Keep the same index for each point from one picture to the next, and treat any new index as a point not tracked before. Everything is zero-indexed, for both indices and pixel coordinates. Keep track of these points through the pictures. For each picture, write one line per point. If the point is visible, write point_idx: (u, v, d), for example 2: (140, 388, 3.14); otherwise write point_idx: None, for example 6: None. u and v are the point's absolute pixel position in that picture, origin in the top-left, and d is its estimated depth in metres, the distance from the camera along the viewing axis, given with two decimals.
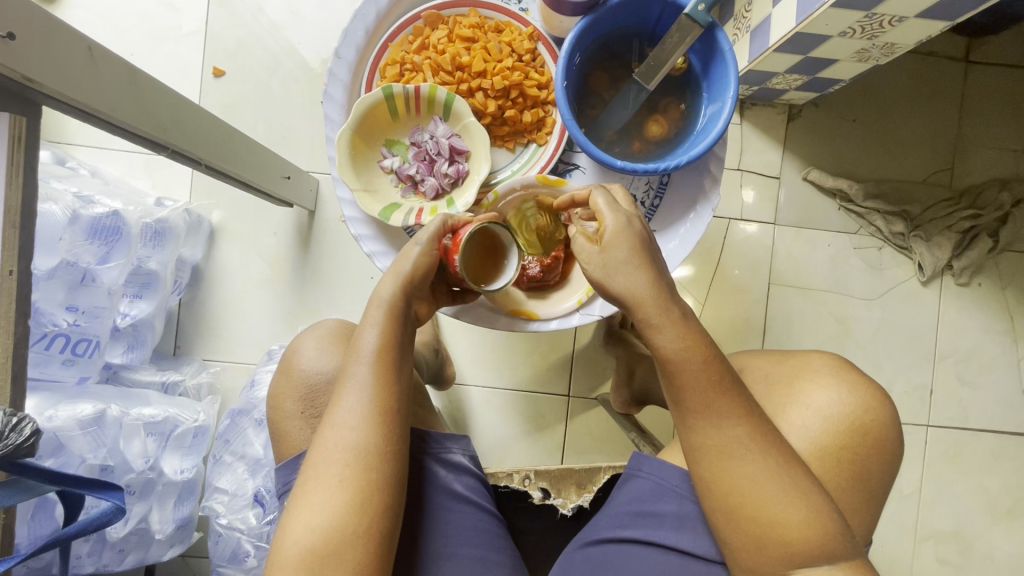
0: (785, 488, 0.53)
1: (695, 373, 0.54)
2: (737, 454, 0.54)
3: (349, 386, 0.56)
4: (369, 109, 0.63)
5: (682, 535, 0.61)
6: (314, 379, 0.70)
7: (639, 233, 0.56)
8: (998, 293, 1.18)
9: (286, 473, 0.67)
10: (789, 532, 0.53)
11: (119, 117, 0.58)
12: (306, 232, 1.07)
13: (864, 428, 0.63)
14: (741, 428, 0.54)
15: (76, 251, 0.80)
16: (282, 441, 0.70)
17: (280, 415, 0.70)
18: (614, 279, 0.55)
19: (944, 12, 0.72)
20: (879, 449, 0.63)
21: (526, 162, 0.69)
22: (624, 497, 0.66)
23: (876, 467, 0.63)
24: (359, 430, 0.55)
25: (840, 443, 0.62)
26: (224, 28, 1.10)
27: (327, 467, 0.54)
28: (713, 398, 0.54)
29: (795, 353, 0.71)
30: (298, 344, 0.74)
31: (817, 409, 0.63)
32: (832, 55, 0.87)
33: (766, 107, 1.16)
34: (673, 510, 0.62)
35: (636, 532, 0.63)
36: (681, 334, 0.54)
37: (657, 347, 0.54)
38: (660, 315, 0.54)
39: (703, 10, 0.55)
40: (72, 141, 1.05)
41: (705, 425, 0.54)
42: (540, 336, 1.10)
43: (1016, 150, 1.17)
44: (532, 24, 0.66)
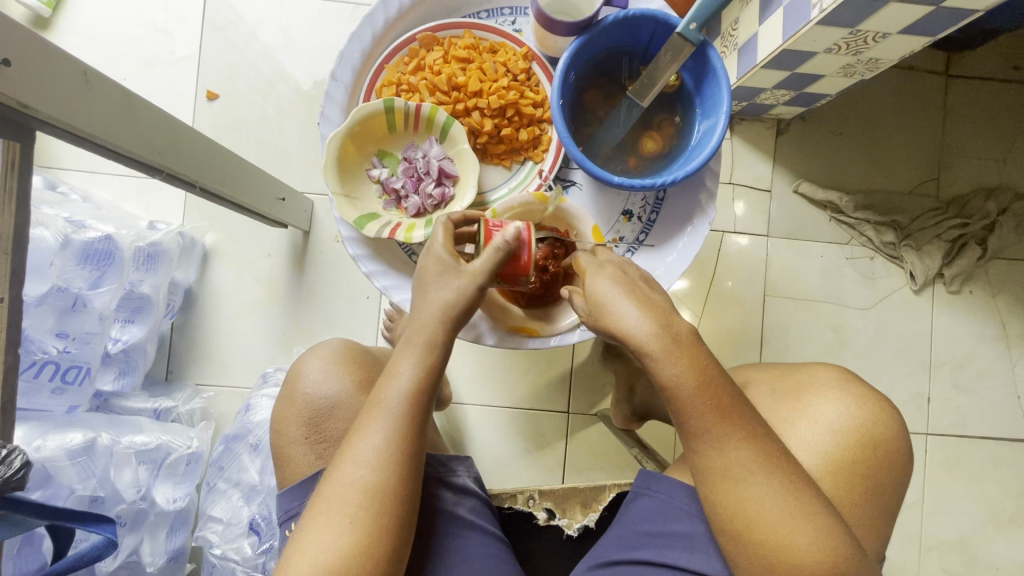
0: (792, 509, 0.53)
1: (697, 396, 0.54)
2: (745, 477, 0.54)
3: (376, 416, 0.55)
4: (366, 118, 0.62)
5: (694, 556, 0.60)
6: (319, 403, 0.69)
7: (617, 271, 0.60)
8: (989, 300, 1.19)
9: (288, 501, 0.66)
10: (798, 553, 0.52)
11: (113, 139, 0.57)
12: (301, 253, 1.07)
13: (874, 440, 0.63)
14: (745, 451, 0.54)
15: (66, 276, 0.79)
16: (284, 467, 0.69)
17: (283, 440, 0.69)
18: (603, 317, 0.57)
19: (927, 27, 0.74)
20: (890, 460, 0.63)
21: (523, 179, 0.69)
22: (631, 518, 0.65)
23: (886, 479, 0.63)
24: (377, 467, 0.54)
25: (851, 456, 0.62)
26: (217, 52, 1.11)
27: (341, 505, 0.53)
28: (713, 422, 0.54)
29: (799, 366, 0.70)
30: (301, 365, 0.72)
31: (824, 421, 0.63)
32: (817, 71, 0.89)
33: (755, 122, 1.18)
34: (683, 530, 0.61)
35: (646, 554, 0.61)
36: (685, 364, 0.54)
37: (658, 377, 0.55)
38: (658, 345, 0.54)
39: (695, 29, 0.57)
40: (63, 166, 1.04)
41: (707, 447, 0.55)
42: (538, 352, 1.09)
43: (1000, 159, 1.19)
44: (526, 44, 0.67)
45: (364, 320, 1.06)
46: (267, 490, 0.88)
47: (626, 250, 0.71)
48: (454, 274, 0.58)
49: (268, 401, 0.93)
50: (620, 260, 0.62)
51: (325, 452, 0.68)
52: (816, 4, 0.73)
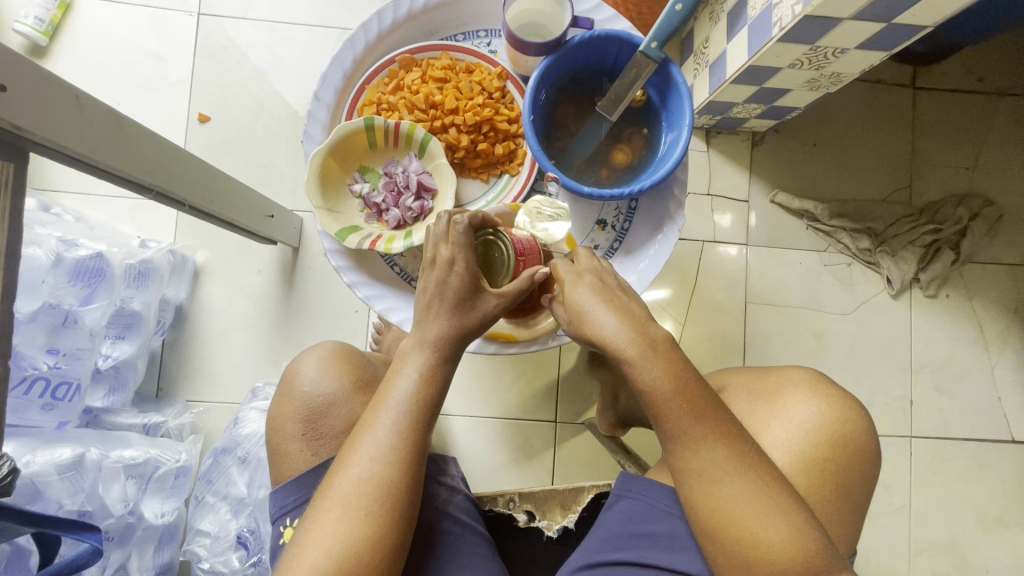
0: (766, 506, 0.54)
1: (672, 398, 0.56)
2: (721, 476, 0.55)
3: (381, 417, 0.57)
4: (347, 135, 0.65)
5: (675, 555, 0.61)
6: (315, 401, 0.70)
7: (592, 280, 0.62)
8: (966, 303, 1.22)
9: (283, 497, 0.67)
10: (775, 549, 0.54)
11: (102, 160, 0.60)
12: (290, 269, 1.09)
13: (844, 438, 0.64)
14: (720, 450, 0.56)
15: (58, 293, 0.81)
16: (279, 463, 0.70)
17: (280, 435, 0.70)
18: (584, 323, 0.61)
19: (882, 42, 0.78)
20: (860, 457, 0.65)
21: (500, 191, 0.72)
22: (613, 519, 0.65)
23: (857, 474, 0.64)
24: (377, 467, 0.56)
25: (822, 454, 0.63)
26: (210, 77, 1.15)
27: (346, 500, 0.55)
28: (689, 423, 0.56)
29: (772, 368, 0.72)
30: (297, 363, 0.73)
31: (798, 419, 0.65)
32: (784, 85, 0.93)
33: (731, 135, 1.21)
34: (665, 530, 0.62)
35: (629, 554, 0.62)
36: (660, 367, 0.57)
37: (636, 379, 0.58)
38: (635, 347, 0.58)
39: (656, 47, 0.60)
40: (57, 188, 1.07)
41: (684, 448, 0.56)
42: (525, 362, 1.11)
43: (969, 167, 1.23)
44: (500, 64, 0.70)
45: (352, 334, 1.08)
46: (256, 502, 0.89)
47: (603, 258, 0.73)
48: (479, 294, 0.60)
49: (258, 415, 0.94)
50: (599, 266, 0.64)
51: (321, 449, 0.69)
52: (777, 23, 0.77)
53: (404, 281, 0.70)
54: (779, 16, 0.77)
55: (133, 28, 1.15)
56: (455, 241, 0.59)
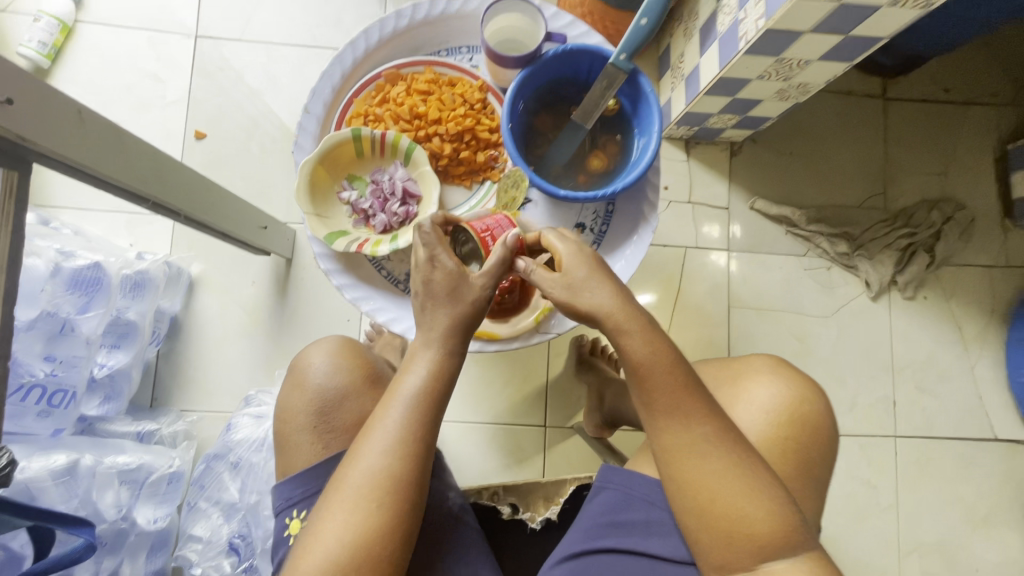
0: (747, 483, 0.56)
1: (664, 376, 0.58)
2: (705, 451, 0.57)
3: (392, 411, 0.59)
4: (336, 145, 0.68)
5: (652, 540, 0.63)
6: (327, 394, 0.72)
7: (592, 254, 0.63)
8: (943, 304, 1.25)
9: (290, 489, 0.69)
10: (756, 524, 0.55)
11: (101, 169, 0.63)
12: (284, 279, 1.12)
13: (803, 417, 0.67)
14: (707, 426, 0.58)
15: (56, 301, 0.83)
16: (287, 456, 0.72)
17: (290, 425, 0.72)
18: (581, 298, 0.60)
19: (843, 54, 0.83)
20: (817, 436, 0.67)
21: (482, 198, 0.75)
22: (594, 510, 0.67)
23: (818, 455, 0.67)
24: (387, 459, 0.57)
25: (783, 434, 0.66)
26: (205, 96, 1.19)
27: (358, 492, 0.57)
28: (681, 399, 0.58)
29: (736, 357, 0.75)
30: (306, 355, 0.76)
31: (758, 400, 0.67)
32: (756, 96, 0.98)
33: (709, 145, 1.26)
34: (641, 518, 0.65)
35: (612, 542, 0.64)
36: (651, 342, 0.58)
37: (628, 356, 0.59)
38: (629, 322, 0.59)
39: (625, 59, 0.64)
40: (56, 204, 1.10)
41: (673, 424, 0.58)
42: (514, 367, 1.13)
43: (940, 172, 1.28)
44: (481, 78, 0.74)
45: None
46: (248, 507, 0.90)
47: None
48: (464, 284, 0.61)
49: (249, 421, 0.95)
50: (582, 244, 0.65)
51: (331, 441, 0.71)
52: (743, 37, 0.82)
53: (392, 286, 0.73)
54: (744, 31, 0.81)
55: (132, 51, 1.19)
56: (426, 237, 0.61)
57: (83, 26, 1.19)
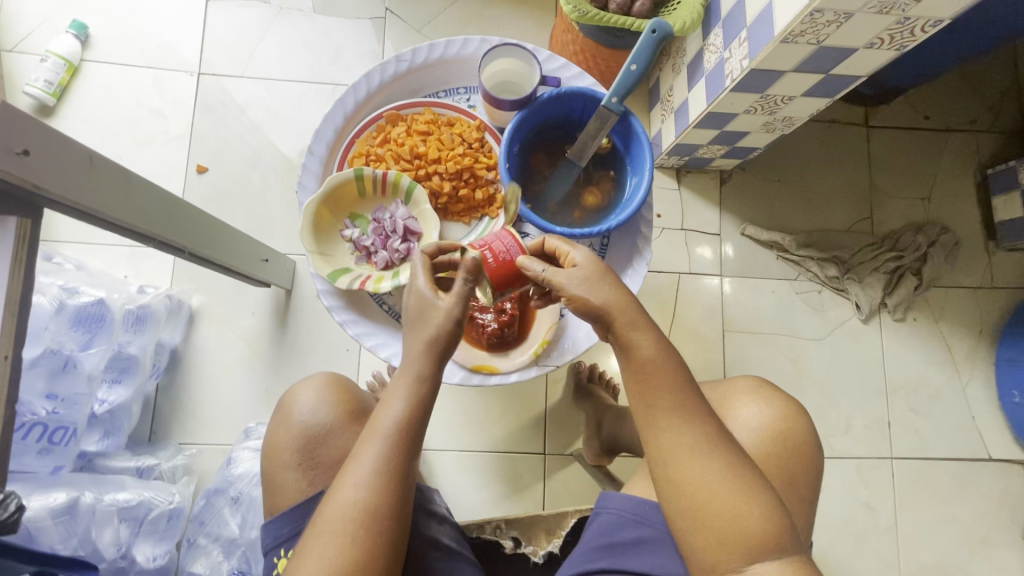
0: (743, 484, 0.56)
1: (668, 376, 0.59)
2: (699, 449, 0.58)
3: (371, 443, 0.59)
4: (339, 185, 0.71)
5: (641, 556, 0.63)
6: (312, 429, 0.73)
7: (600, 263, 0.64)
8: (932, 325, 1.27)
9: (277, 528, 0.69)
10: (748, 522, 0.55)
11: (110, 213, 0.64)
12: (284, 310, 1.13)
13: (784, 433, 0.69)
14: (702, 427, 0.58)
15: (59, 339, 0.85)
16: (274, 494, 0.72)
17: (276, 464, 0.73)
18: (594, 293, 0.60)
19: (824, 91, 0.86)
20: (801, 451, 0.69)
21: (481, 233, 0.77)
22: (593, 533, 0.67)
23: (804, 472, 0.69)
24: (363, 493, 0.57)
25: (767, 450, 0.68)
26: (208, 131, 1.21)
27: (339, 525, 0.56)
28: (683, 398, 0.59)
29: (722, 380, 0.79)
30: (294, 394, 0.76)
31: (742, 422, 0.70)
32: (743, 128, 1.01)
33: (700, 173, 1.29)
34: (634, 536, 0.65)
35: (607, 563, 0.63)
36: (656, 341, 0.60)
37: (635, 354, 0.60)
38: (637, 323, 0.60)
39: (616, 101, 0.66)
40: (59, 238, 1.11)
41: (674, 422, 0.59)
42: (512, 395, 1.14)
43: (924, 198, 1.32)
44: (478, 118, 0.77)
45: (344, 372, 1.11)
46: (248, 543, 0.90)
47: None
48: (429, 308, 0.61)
49: (251, 454, 0.96)
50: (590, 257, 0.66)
51: (316, 478, 0.71)
52: (729, 76, 0.86)
53: (393, 320, 0.75)
54: (730, 69, 0.85)
55: (137, 87, 1.22)
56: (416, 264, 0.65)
57: (89, 64, 1.22)
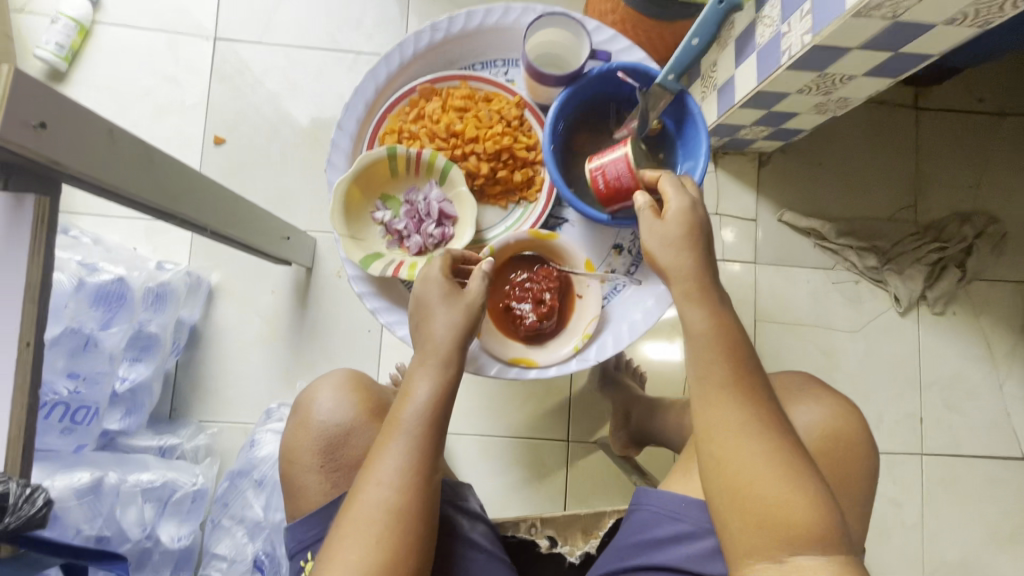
0: (790, 472, 0.53)
1: (722, 353, 0.57)
2: (743, 430, 0.54)
3: (395, 439, 0.57)
4: (370, 164, 0.66)
5: (677, 547, 0.61)
6: (332, 430, 0.71)
7: (696, 219, 0.59)
8: (973, 320, 1.23)
9: (303, 531, 0.68)
10: (789, 509, 0.51)
11: (132, 192, 0.61)
12: (304, 289, 1.10)
13: (836, 432, 0.66)
14: (750, 409, 0.55)
15: (79, 318, 0.82)
16: (297, 497, 0.70)
17: (296, 468, 0.70)
18: (661, 253, 0.59)
19: (889, 69, 0.80)
20: (852, 452, 0.66)
21: (518, 219, 0.73)
22: (627, 530, 0.65)
23: (858, 475, 0.66)
24: (388, 491, 0.55)
25: (818, 448, 0.65)
26: (225, 100, 1.16)
27: (367, 525, 0.54)
28: (738, 381, 0.56)
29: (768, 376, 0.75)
30: (313, 393, 0.74)
31: (796, 423, 0.66)
32: (793, 109, 0.95)
33: (738, 155, 1.23)
34: (669, 533, 0.62)
35: (641, 560, 0.62)
36: (709, 315, 0.57)
37: (688, 323, 0.58)
38: (698, 293, 0.58)
39: (673, 79, 0.63)
40: (75, 210, 1.08)
41: (725, 399, 0.56)
42: (536, 381, 1.12)
43: (973, 185, 1.25)
44: (518, 93, 0.72)
45: (366, 353, 1.08)
46: (273, 526, 0.89)
47: (612, 290, 0.73)
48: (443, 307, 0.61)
49: (273, 436, 0.95)
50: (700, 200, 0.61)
51: (340, 480, 0.69)
52: (786, 51, 0.79)
53: None
54: (788, 44, 0.78)
55: (151, 53, 1.17)
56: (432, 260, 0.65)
57: (101, 27, 1.17)
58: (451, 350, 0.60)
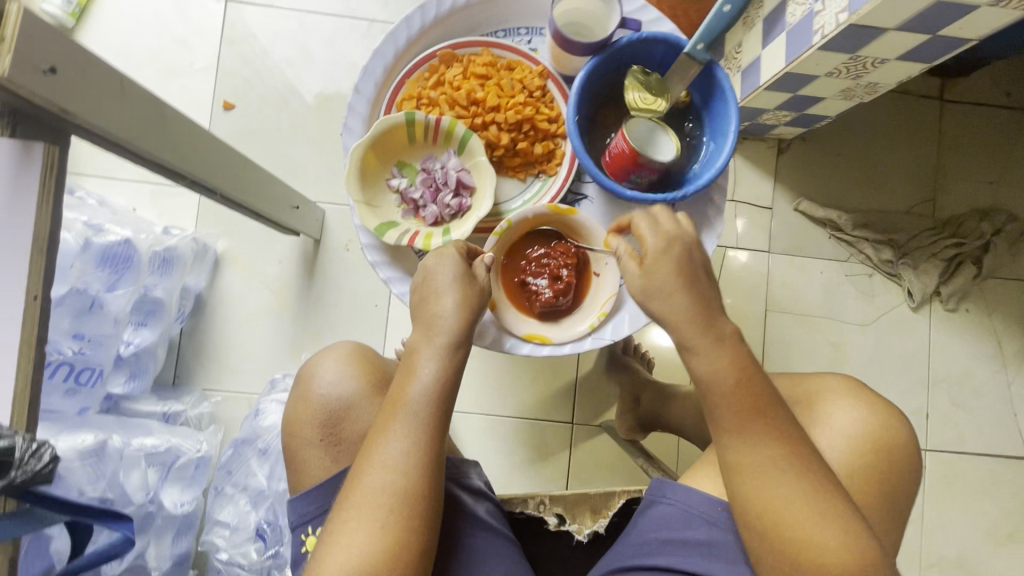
0: (821, 511, 0.52)
1: (732, 393, 0.55)
2: (775, 466, 0.54)
3: (399, 420, 0.56)
4: (388, 129, 0.64)
5: (714, 563, 0.58)
6: (333, 404, 0.70)
7: (682, 260, 0.59)
8: (985, 318, 1.21)
9: (304, 505, 0.67)
10: (827, 548, 0.51)
11: (145, 148, 0.59)
12: (311, 260, 1.08)
13: (890, 447, 0.62)
14: (779, 443, 0.54)
15: (85, 279, 0.81)
16: (298, 470, 0.70)
17: (296, 442, 0.70)
18: (655, 302, 0.58)
19: (924, 54, 0.78)
20: (905, 470, 0.63)
21: (537, 193, 0.71)
22: (650, 524, 0.63)
23: (904, 489, 0.63)
24: (393, 474, 0.55)
25: (870, 463, 0.61)
26: (235, 65, 1.14)
27: (372, 509, 0.54)
28: (750, 419, 0.55)
29: (810, 376, 0.71)
30: (314, 366, 0.73)
31: (840, 429, 0.63)
32: (819, 93, 0.92)
33: (757, 141, 1.21)
34: (703, 538, 0.60)
35: (668, 559, 0.60)
36: (715, 356, 0.56)
37: (696, 370, 0.57)
38: (699, 337, 0.57)
39: (702, 49, 0.61)
40: (81, 171, 1.06)
41: (741, 441, 0.55)
42: (543, 362, 1.11)
43: (993, 181, 1.23)
44: (542, 63, 0.69)
45: (373, 328, 1.07)
46: (276, 495, 0.89)
47: None
48: (456, 284, 0.61)
49: (277, 407, 0.94)
50: (687, 236, 0.60)
51: (341, 455, 0.68)
52: (818, 31, 0.76)
53: None
54: (822, 23, 0.75)
55: (160, 13, 1.14)
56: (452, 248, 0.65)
57: None
58: (461, 329, 0.60)
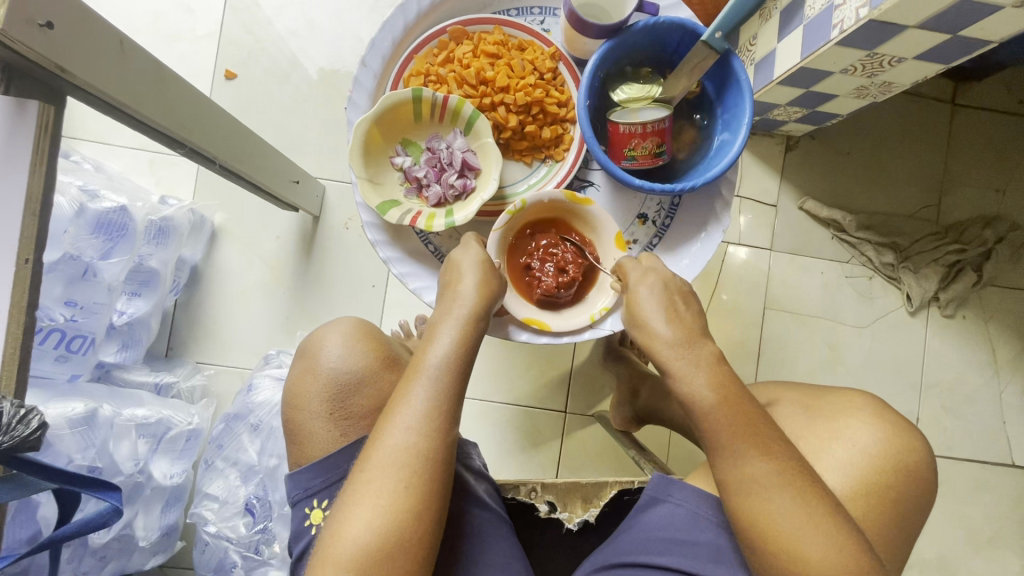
0: (819, 523, 0.52)
1: (725, 412, 0.55)
2: (767, 485, 0.53)
3: (419, 383, 0.56)
4: (393, 106, 0.63)
5: (719, 566, 0.58)
6: (342, 378, 0.69)
7: (669, 292, 0.62)
8: (981, 326, 1.21)
9: (307, 480, 0.67)
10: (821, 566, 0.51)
11: (144, 112, 0.57)
12: (310, 237, 1.07)
13: (906, 467, 0.62)
14: (770, 459, 0.54)
15: (79, 245, 0.80)
16: (302, 443, 0.69)
17: (302, 416, 0.69)
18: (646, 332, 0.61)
19: (943, 55, 0.76)
20: (914, 483, 0.62)
21: (542, 177, 0.70)
22: (650, 524, 0.63)
23: (912, 504, 0.62)
24: (414, 435, 0.54)
25: (881, 478, 0.61)
26: (238, 32, 1.11)
27: (392, 470, 0.53)
28: (744, 435, 0.55)
29: (834, 391, 0.69)
30: (320, 339, 0.72)
31: (863, 446, 0.62)
32: (832, 90, 0.91)
33: (765, 137, 1.20)
34: (709, 540, 0.60)
35: (666, 560, 0.60)
36: (706, 376, 0.57)
37: (684, 392, 0.58)
38: (688, 363, 0.58)
39: (719, 37, 0.58)
40: (77, 135, 1.04)
41: (737, 458, 0.54)
42: (540, 350, 1.11)
43: (999, 189, 1.22)
44: (554, 44, 0.67)
45: (369, 308, 1.06)
46: (266, 470, 0.89)
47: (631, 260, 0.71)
48: (478, 262, 0.62)
49: (270, 383, 0.94)
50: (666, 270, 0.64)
51: (350, 429, 0.68)
52: (837, 25, 0.74)
53: (433, 259, 0.70)
54: (840, 18, 0.73)
55: None
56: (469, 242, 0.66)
57: None
58: (485, 302, 0.60)
